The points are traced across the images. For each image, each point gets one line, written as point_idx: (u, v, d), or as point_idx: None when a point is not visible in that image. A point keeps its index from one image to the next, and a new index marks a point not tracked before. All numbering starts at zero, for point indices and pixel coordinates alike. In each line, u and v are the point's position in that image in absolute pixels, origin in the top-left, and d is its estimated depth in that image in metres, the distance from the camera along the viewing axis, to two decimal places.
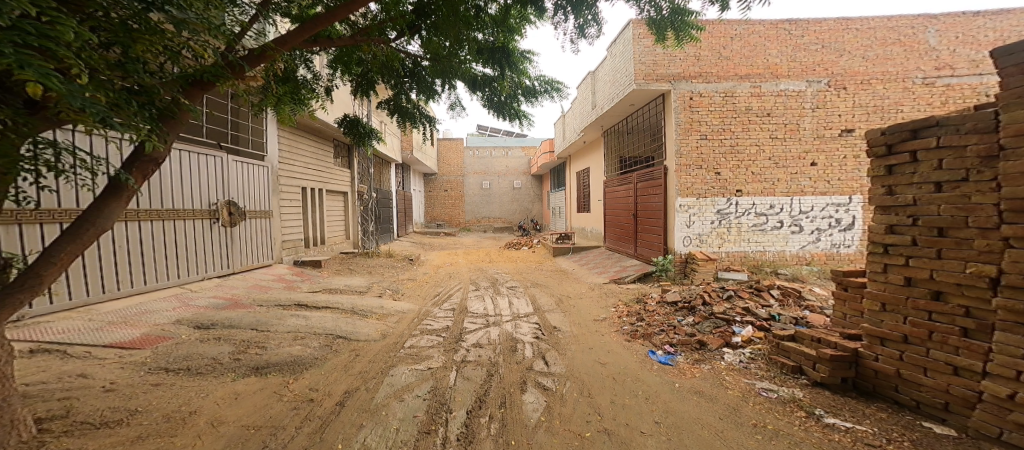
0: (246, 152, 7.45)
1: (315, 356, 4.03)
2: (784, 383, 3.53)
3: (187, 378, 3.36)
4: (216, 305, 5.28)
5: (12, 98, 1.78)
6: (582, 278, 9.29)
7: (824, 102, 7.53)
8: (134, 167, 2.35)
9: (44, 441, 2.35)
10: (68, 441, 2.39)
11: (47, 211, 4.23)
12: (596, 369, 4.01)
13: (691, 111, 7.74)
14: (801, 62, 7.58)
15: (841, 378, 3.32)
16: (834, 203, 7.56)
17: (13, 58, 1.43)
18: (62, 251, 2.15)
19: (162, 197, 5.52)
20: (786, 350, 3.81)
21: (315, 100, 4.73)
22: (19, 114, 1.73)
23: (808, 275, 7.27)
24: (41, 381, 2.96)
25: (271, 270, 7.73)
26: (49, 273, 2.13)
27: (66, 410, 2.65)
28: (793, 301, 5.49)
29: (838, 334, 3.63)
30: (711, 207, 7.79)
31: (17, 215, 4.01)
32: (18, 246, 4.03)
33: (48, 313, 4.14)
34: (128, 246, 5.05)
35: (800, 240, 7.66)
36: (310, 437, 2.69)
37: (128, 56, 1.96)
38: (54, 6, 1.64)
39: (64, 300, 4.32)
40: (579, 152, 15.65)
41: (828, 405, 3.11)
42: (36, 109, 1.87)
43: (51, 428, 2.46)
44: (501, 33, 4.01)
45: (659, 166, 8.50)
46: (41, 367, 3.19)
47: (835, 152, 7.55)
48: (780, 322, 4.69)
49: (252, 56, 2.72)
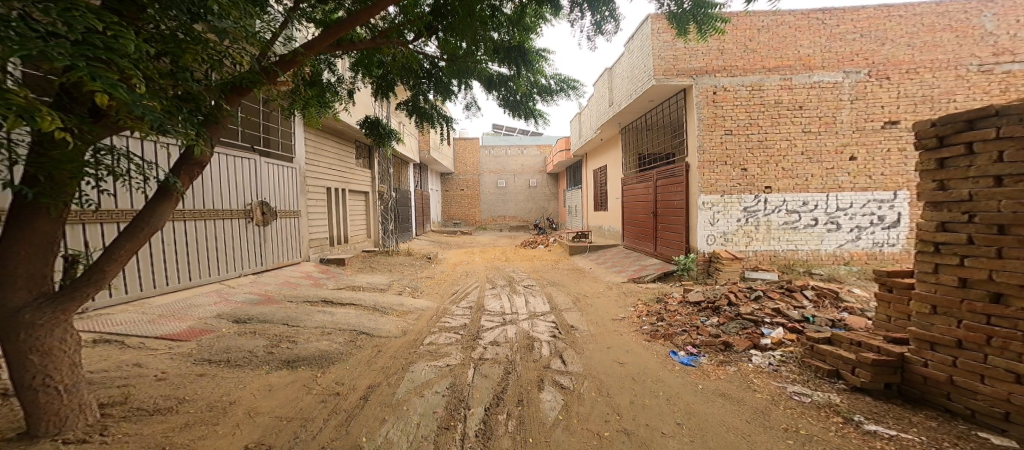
0: (277, 155, 7.72)
1: (340, 351, 4.15)
2: (819, 387, 3.40)
3: (227, 370, 3.52)
4: (251, 301, 5.52)
5: (78, 107, 1.97)
6: (600, 277, 9.18)
7: (864, 93, 7.19)
8: (182, 171, 2.48)
9: (107, 425, 2.52)
10: (126, 425, 2.55)
11: (107, 212, 4.51)
12: (613, 369, 3.97)
13: (715, 106, 7.54)
14: (837, 52, 7.25)
15: (884, 384, 3.17)
16: (876, 200, 7.21)
17: (84, 71, 1.54)
18: (120, 248, 2.30)
19: (204, 199, 5.79)
20: (822, 353, 3.69)
21: (338, 102, 4.85)
22: (85, 122, 1.89)
23: (846, 274, 6.98)
24: (102, 369, 3.17)
25: (300, 268, 7.99)
26: (111, 269, 2.30)
27: (124, 397, 2.83)
28: (830, 302, 5.28)
29: (881, 338, 3.48)
30: (737, 204, 7.54)
31: (81, 215, 4.27)
32: (81, 243, 4.28)
33: (108, 305, 4.42)
34: (176, 246, 5.34)
35: (837, 238, 7.33)
36: (336, 429, 2.77)
37: (178, 65, 2.11)
38: (117, 20, 1.74)
39: (122, 295, 4.58)
40: (595, 150, 15.48)
41: (868, 412, 2.98)
42: (99, 117, 2.03)
43: (112, 413, 2.64)
44: (518, 32, 4.00)
45: (680, 163, 8.31)
46: (103, 356, 3.42)
47: (878, 145, 7.20)
48: (815, 324, 4.53)
49: (284, 61, 2.80)
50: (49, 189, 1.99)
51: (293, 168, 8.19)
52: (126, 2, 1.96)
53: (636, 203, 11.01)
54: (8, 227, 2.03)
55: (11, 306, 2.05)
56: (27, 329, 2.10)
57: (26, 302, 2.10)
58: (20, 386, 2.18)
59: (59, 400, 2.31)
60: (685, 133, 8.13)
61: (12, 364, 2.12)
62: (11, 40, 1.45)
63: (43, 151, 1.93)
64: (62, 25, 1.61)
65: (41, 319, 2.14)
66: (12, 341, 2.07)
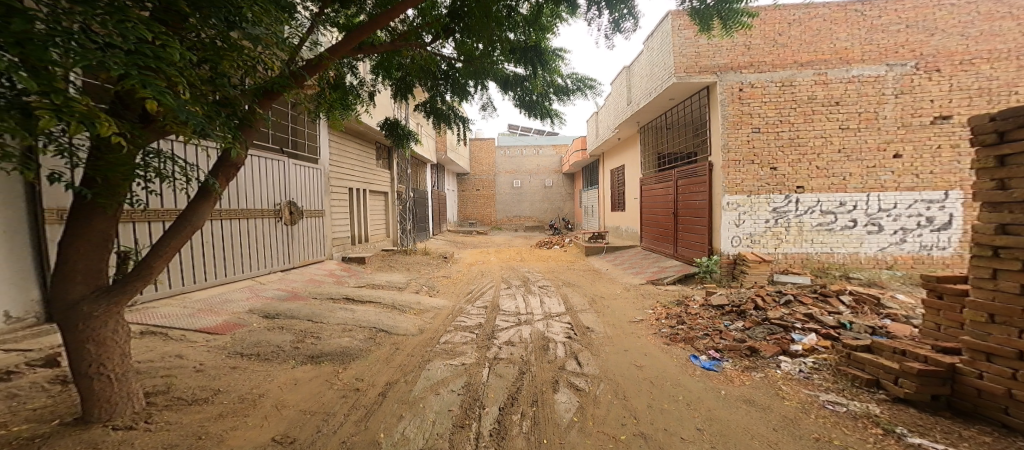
0: (304, 156, 7.97)
1: (360, 348, 4.24)
2: (856, 397, 3.25)
3: (257, 363, 3.66)
4: (280, 297, 5.72)
5: (130, 112, 2.11)
6: (617, 278, 9.05)
7: (910, 86, 6.84)
8: (220, 173, 2.60)
9: (150, 413, 2.66)
10: (167, 414, 2.69)
11: (153, 211, 4.76)
12: (630, 372, 3.91)
13: (741, 103, 7.32)
14: (879, 44, 6.92)
15: (932, 395, 3.00)
16: (924, 200, 6.84)
17: (136, 79, 1.63)
18: (165, 246, 2.44)
19: (238, 199, 6.04)
20: (860, 362, 3.53)
21: (360, 105, 4.95)
22: (135, 127, 2.02)
23: (888, 279, 6.66)
24: (147, 360, 3.36)
25: (324, 266, 8.21)
26: (157, 265, 2.43)
27: (166, 386, 2.99)
28: (870, 308, 5.04)
29: (930, 347, 3.30)
30: (765, 204, 7.29)
31: (132, 215, 4.52)
32: (133, 241, 4.52)
33: (153, 299, 4.67)
34: (214, 244, 5.58)
35: (879, 240, 7.00)
36: (356, 425, 2.83)
37: (217, 72, 2.21)
38: (165, 30, 1.84)
39: (166, 288, 4.84)
40: (612, 149, 15.30)
41: (913, 424, 2.83)
42: (147, 122, 2.16)
43: (155, 401, 2.79)
44: (534, 32, 4.00)
45: (703, 163, 8.11)
46: (148, 347, 3.62)
47: (927, 141, 6.83)
48: (853, 331, 4.33)
49: (309, 65, 2.88)
50: (105, 190, 2.13)
51: (318, 169, 8.43)
52: (170, 12, 2.04)
53: (655, 204, 10.81)
54: (68, 221, 2.17)
55: (69, 299, 2.22)
56: (85, 321, 2.27)
57: (82, 296, 2.25)
58: (77, 373, 2.35)
59: (110, 387, 2.48)
60: (708, 131, 7.93)
61: (71, 352, 2.29)
62: (73, 51, 1.53)
63: (99, 155, 2.05)
64: (118, 37, 1.71)
65: (97, 311, 2.30)
66: (70, 331, 2.25)
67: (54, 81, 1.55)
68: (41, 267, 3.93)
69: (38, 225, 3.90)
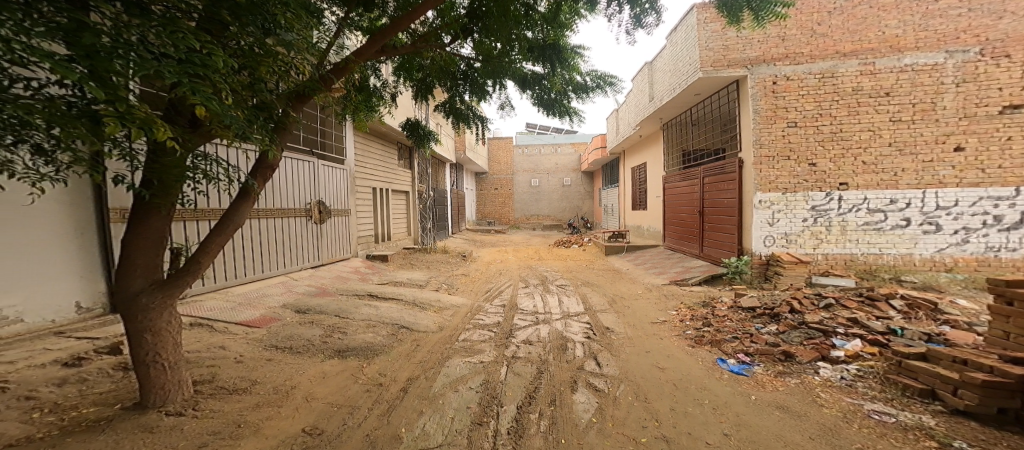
0: (332, 157, 8.23)
1: (384, 344, 4.35)
2: (906, 407, 3.06)
3: (289, 356, 3.82)
4: (310, 292, 5.94)
5: (180, 118, 2.27)
6: (639, 278, 8.87)
7: (974, 74, 6.37)
8: (258, 174, 2.72)
9: (196, 400, 2.83)
10: (211, 402, 2.85)
11: (201, 211, 5.06)
12: (652, 373, 3.83)
13: (775, 97, 7.02)
14: (935, 31, 6.49)
15: (996, 409, 2.79)
16: (992, 197, 6.36)
17: (188, 88, 1.72)
18: (211, 242, 2.59)
19: (274, 198, 6.33)
20: (912, 370, 3.32)
21: (383, 106, 5.05)
22: (185, 132, 2.16)
23: (948, 283, 6.20)
24: (192, 350, 3.57)
25: (350, 263, 8.46)
26: (204, 260, 2.58)
27: (210, 376, 3.17)
28: (925, 314, 4.73)
29: (995, 357, 3.08)
30: (803, 202, 6.97)
31: (182, 214, 4.82)
32: (183, 239, 4.81)
33: (200, 293, 4.97)
34: (252, 242, 5.87)
35: (936, 241, 6.57)
36: (379, 418, 2.91)
37: (255, 77, 2.32)
38: (210, 39, 1.94)
39: (211, 283, 5.14)
40: (633, 147, 15.03)
41: (972, 438, 2.63)
42: (196, 128, 2.31)
43: (201, 390, 2.96)
44: (552, 30, 3.99)
45: (732, 160, 7.84)
46: (196, 338, 3.85)
47: (994, 134, 6.35)
48: (905, 338, 4.09)
49: (337, 69, 2.96)
50: (160, 191, 2.29)
51: (345, 169, 8.69)
52: (213, 22, 2.15)
53: (679, 202, 10.54)
54: (129, 222, 2.36)
55: (130, 291, 2.40)
56: (143, 312, 2.45)
57: (140, 289, 2.43)
58: (137, 361, 2.53)
59: (164, 375, 2.65)
60: (738, 127, 7.65)
61: (131, 341, 2.48)
62: (134, 61, 1.63)
63: (155, 159, 2.21)
64: (171, 47, 1.81)
65: (155, 303, 2.48)
66: (131, 322, 2.43)
67: (118, 91, 1.67)
68: (107, 262, 4.29)
69: (104, 224, 4.25)
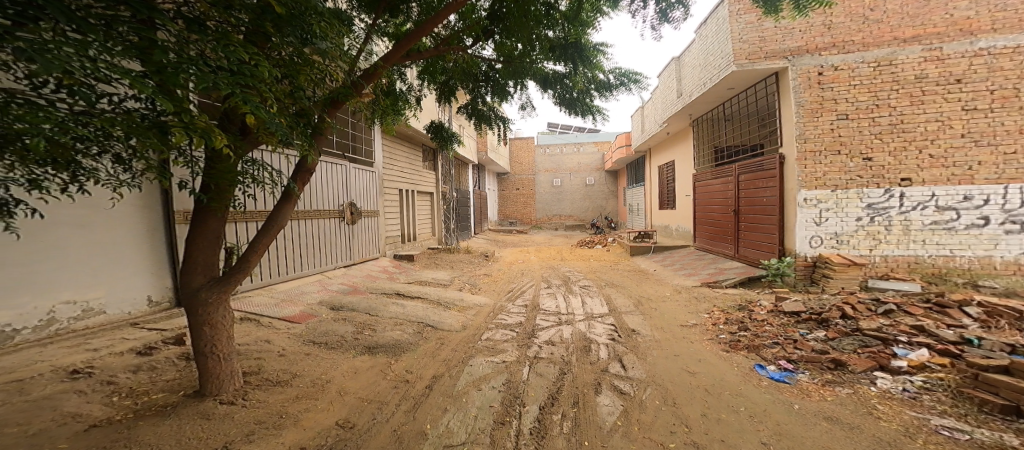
0: (362, 160, 8.54)
1: (410, 341, 4.46)
2: (980, 424, 2.79)
3: (324, 351, 3.99)
4: (343, 290, 6.19)
5: (232, 126, 2.44)
6: (667, 280, 8.57)
7: None
8: (299, 177, 2.87)
9: (245, 390, 3.01)
10: (258, 393, 3.02)
11: (250, 213, 5.39)
12: (682, 378, 3.69)
13: (821, 88, 6.60)
14: (1013, 11, 5.93)
15: None
16: None
17: (240, 97, 1.83)
18: (259, 241, 2.75)
19: (312, 200, 6.67)
20: (990, 384, 3.02)
21: (409, 110, 5.18)
22: (237, 139, 2.31)
23: None
24: (238, 343, 3.80)
25: (379, 263, 8.73)
26: (254, 258, 2.75)
27: (256, 368, 3.37)
28: (1005, 323, 4.30)
29: None
30: (858, 200, 6.50)
31: (234, 216, 5.15)
32: (235, 239, 5.15)
33: (248, 289, 5.31)
34: (293, 242, 6.20)
35: (1021, 241, 5.97)
36: (406, 415, 2.98)
37: (295, 86, 2.45)
38: (258, 51, 2.06)
39: (258, 280, 5.47)
40: (659, 145, 14.63)
41: None
42: (246, 135, 2.47)
43: (249, 380, 3.16)
44: (573, 28, 3.96)
45: (771, 156, 7.43)
46: (243, 331, 4.10)
47: None
48: (982, 348, 3.72)
49: (366, 74, 3.06)
50: (217, 195, 2.47)
51: (374, 172, 8.99)
52: (257, 35, 2.30)
53: (709, 201, 10.14)
54: (191, 223, 2.56)
55: (191, 287, 2.60)
56: (202, 306, 2.65)
57: (199, 285, 2.62)
58: (197, 352, 2.74)
59: (219, 366, 2.84)
60: (778, 121, 7.25)
61: (192, 332, 2.69)
62: (195, 75, 1.76)
63: (212, 165, 2.38)
64: (226, 60, 1.94)
65: (212, 298, 2.66)
66: (192, 315, 2.64)
67: (182, 103, 1.81)
68: (173, 260, 4.64)
69: (171, 225, 4.59)
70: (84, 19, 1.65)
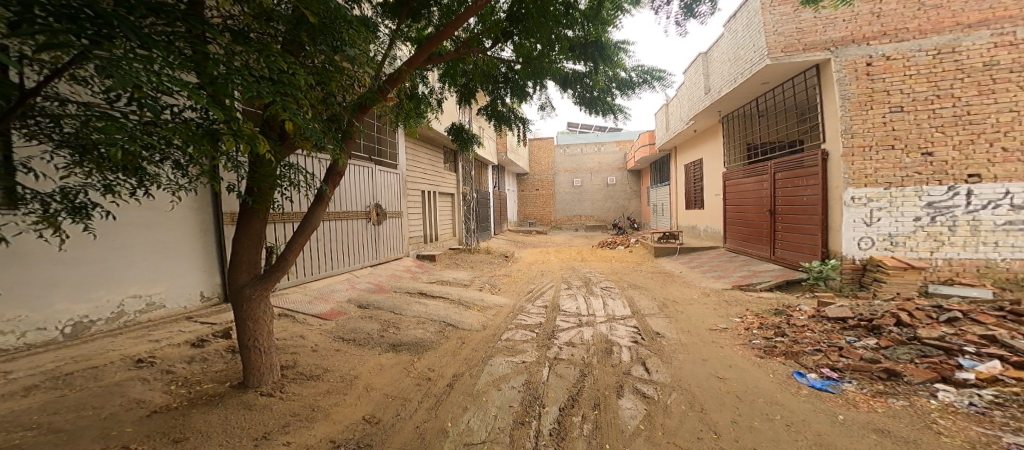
0: (387, 162, 8.78)
1: (432, 340, 4.54)
2: None
3: (352, 348, 4.12)
4: (370, 289, 6.39)
5: (271, 131, 2.58)
6: (695, 282, 8.25)
7: None
8: (330, 179, 2.99)
9: (281, 382, 3.16)
10: (293, 386, 3.16)
11: (287, 214, 5.66)
12: (710, 384, 3.55)
13: (870, 79, 6.17)
14: None
15: None
16: None
17: (280, 105, 1.92)
18: (297, 241, 2.89)
19: (341, 202, 6.94)
20: None
21: (431, 113, 5.26)
22: (276, 144, 2.44)
23: None
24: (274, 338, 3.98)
25: (403, 262, 8.94)
26: (292, 257, 2.90)
27: (291, 362, 3.53)
28: None
29: None
30: (917, 198, 6.02)
31: (274, 217, 5.43)
32: (274, 239, 5.42)
33: (286, 287, 5.59)
34: (324, 242, 6.47)
35: None
36: (428, 411, 3.03)
37: (327, 92, 2.55)
38: (295, 60, 2.16)
39: (293, 278, 5.75)
40: (686, 143, 14.17)
41: None
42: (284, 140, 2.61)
43: (285, 374, 3.31)
44: (593, 27, 3.92)
45: (812, 152, 7.01)
46: (280, 327, 4.31)
47: None
48: None
49: (391, 79, 3.15)
50: (260, 197, 2.62)
51: (398, 174, 9.22)
52: (293, 44, 2.42)
53: (741, 200, 9.72)
54: (237, 224, 2.72)
55: (237, 284, 2.77)
56: (247, 302, 2.82)
57: (244, 282, 2.78)
58: (242, 345, 2.91)
59: (261, 358, 3.00)
60: (820, 115, 6.82)
61: (238, 326, 2.86)
62: (242, 85, 1.85)
63: (255, 169, 2.53)
64: (269, 70, 2.04)
65: (256, 294, 2.83)
66: (238, 310, 2.82)
67: (230, 111, 1.90)
68: (222, 259, 4.93)
69: (220, 226, 4.88)
70: (148, 35, 1.79)
